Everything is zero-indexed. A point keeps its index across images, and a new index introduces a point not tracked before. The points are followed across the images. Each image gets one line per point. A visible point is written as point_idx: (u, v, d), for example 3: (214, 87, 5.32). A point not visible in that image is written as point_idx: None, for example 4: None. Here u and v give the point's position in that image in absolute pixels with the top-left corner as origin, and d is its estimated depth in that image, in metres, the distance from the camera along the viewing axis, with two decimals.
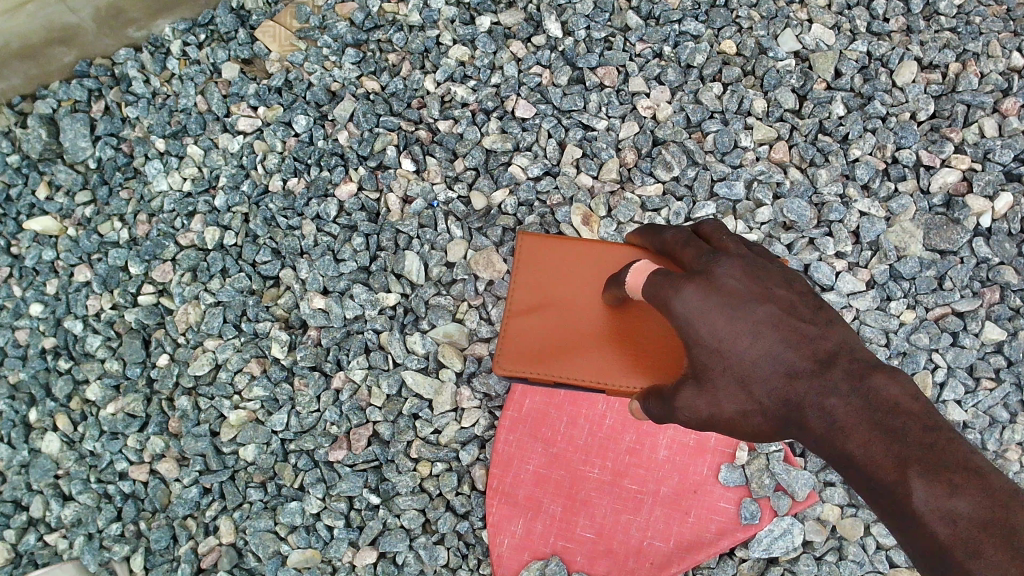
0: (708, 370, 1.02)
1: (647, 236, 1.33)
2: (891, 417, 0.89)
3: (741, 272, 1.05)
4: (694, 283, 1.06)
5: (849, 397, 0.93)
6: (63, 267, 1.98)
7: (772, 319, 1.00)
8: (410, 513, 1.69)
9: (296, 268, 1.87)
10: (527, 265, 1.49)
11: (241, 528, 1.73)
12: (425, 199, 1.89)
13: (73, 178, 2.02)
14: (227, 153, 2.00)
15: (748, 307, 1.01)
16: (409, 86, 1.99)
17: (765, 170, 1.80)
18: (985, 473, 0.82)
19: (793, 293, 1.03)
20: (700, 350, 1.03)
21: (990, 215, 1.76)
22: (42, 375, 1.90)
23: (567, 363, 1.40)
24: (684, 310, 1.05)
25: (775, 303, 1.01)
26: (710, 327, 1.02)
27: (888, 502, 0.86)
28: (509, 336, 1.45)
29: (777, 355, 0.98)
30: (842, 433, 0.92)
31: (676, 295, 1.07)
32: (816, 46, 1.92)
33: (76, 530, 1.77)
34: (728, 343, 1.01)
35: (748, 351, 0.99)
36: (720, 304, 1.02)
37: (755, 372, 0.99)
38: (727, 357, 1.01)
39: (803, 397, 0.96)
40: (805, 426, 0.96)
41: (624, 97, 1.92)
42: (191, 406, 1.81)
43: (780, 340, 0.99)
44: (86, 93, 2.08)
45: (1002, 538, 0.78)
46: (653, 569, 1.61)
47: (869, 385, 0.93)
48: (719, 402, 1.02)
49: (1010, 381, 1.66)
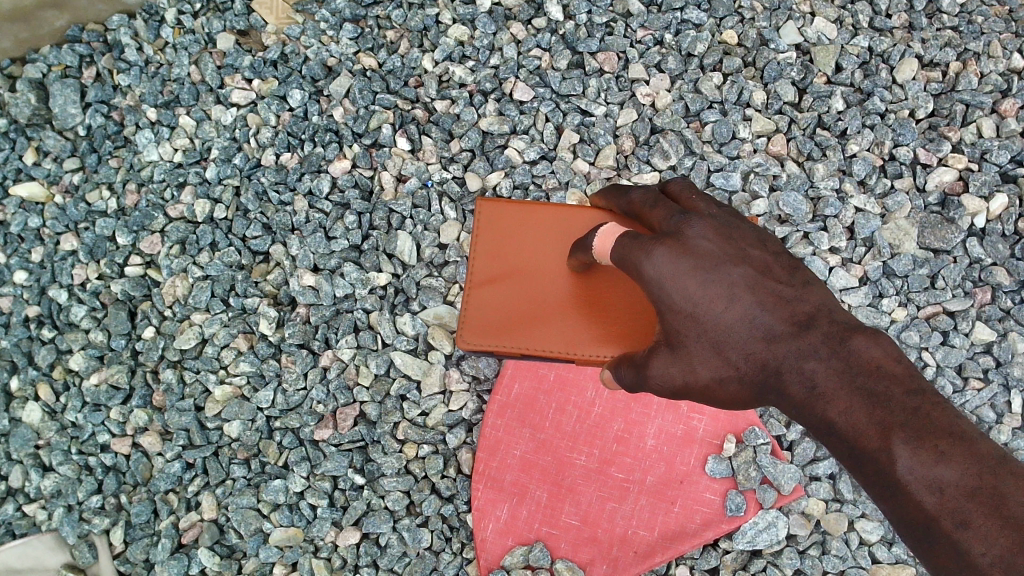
0: (683, 336, 1.04)
1: (612, 197, 1.31)
2: (874, 381, 0.92)
3: (713, 232, 1.05)
4: (665, 244, 1.05)
5: (829, 360, 0.96)
6: (49, 235, 1.95)
7: (747, 282, 1.02)
8: (395, 495, 1.67)
9: (287, 245, 1.85)
10: (489, 234, 1.48)
11: (223, 505, 1.71)
12: (420, 178, 1.87)
13: (61, 145, 1.99)
14: (219, 126, 1.97)
15: (723, 272, 1.02)
16: (407, 64, 1.96)
17: (763, 162, 1.80)
18: (971, 440, 0.85)
19: (766, 253, 1.05)
20: (674, 316, 1.04)
21: (985, 215, 1.75)
22: (25, 344, 1.88)
23: (534, 332, 1.38)
24: (656, 273, 1.05)
25: (749, 265, 1.03)
26: (684, 292, 1.03)
27: (873, 468, 0.90)
28: (473, 307, 1.43)
29: (753, 319, 1.00)
30: (824, 399, 0.95)
31: (647, 257, 1.06)
32: (817, 40, 1.91)
33: (55, 501, 1.75)
34: (703, 308, 1.02)
35: (723, 316, 1.01)
36: (694, 268, 1.03)
37: (731, 336, 1.01)
38: (703, 322, 1.02)
39: (781, 361, 0.99)
40: (784, 392, 0.99)
41: (623, 83, 1.91)
42: (176, 379, 1.79)
43: (758, 304, 1.01)
44: (78, 58, 2.04)
45: (988, 506, 0.82)
46: (637, 558, 1.60)
47: (847, 351, 0.95)
48: (694, 368, 1.03)
49: (998, 381, 1.66)
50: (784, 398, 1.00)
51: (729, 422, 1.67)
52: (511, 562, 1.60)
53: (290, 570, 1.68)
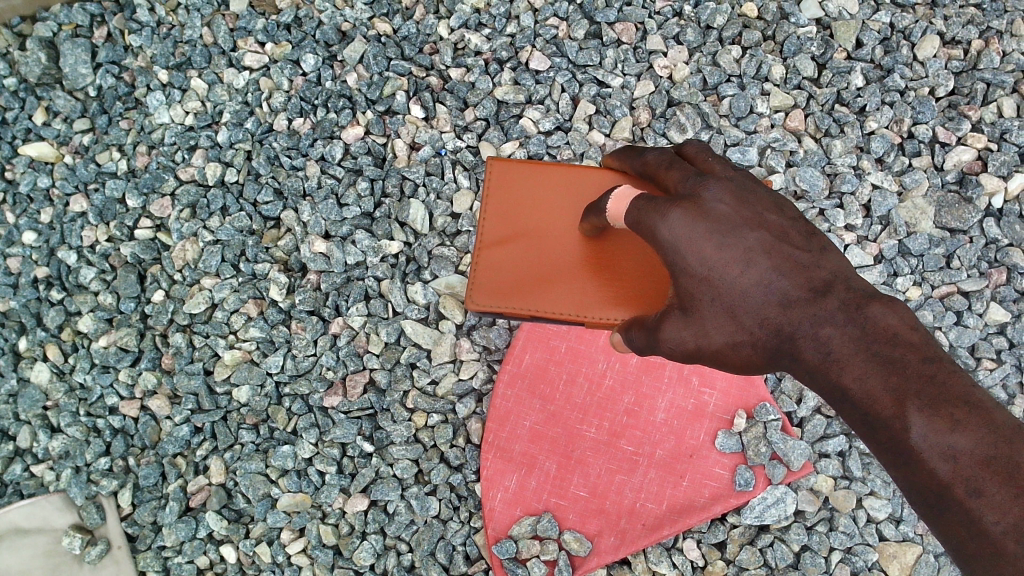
0: (696, 300, 1.02)
1: (626, 157, 1.29)
2: (890, 348, 0.90)
3: (730, 196, 1.04)
4: (680, 207, 1.04)
5: (844, 327, 0.95)
6: (58, 195, 1.94)
7: (762, 246, 1.00)
8: (404, 462, 1.68)
9: (298, 211, 1.84)
10: (498, 194, 1.45)
11: (232, 469, 1.72)
12: (433, 146, 1.85)
13: (72, 105, 1.98)
14: (231, 89, 1.95)
15: (738, 235, 1.01)
16: (422, 30, 1.94)
17: (780, 137, 1.78)
18: (986, 410, 0.84)
19: (784, 218, 1.04)
20: (687, 279, 1.03)
21: (1002, 195, 1.75)
22: (34, 305, 1.87)
23: (544, 295, 1.35)
24: (671, 236, 1.04)
25: (766, 230, 1.02)
26: (699, 255, 1.01)
27: (886, 437, 0.88)
28: (482, 269, 1.40)
29: (769, 283, 0.99)
30: (838, 365, 0.94)
31: (662, 219, 1.05)
32: (838, 15, 1.88)
33: (63, 462, 1.76)
34: (718, 271, 1.00)
35: (739, 280, 0.99)
36: (709, 231, 1.01)
37: (744, 300, 0.99)
38: (717, 286, 1.00)
39: (796, 326, 0.97)
40: (798, 357, 0.98)
41: (641, 55, 1.88)
42: (185, 343, 1.79)
43: (772, 269, 0.99)
44: (89, 18, 2.01)
45: (1002, 474, 0.80)
46: (645, 531, 1.59)
47: (863, 317, 0.94)
48: (707, 331, 1.02)
49: (1011, 362, 1.65)
50: (798, 364, 0.98)
51: (740, 398, 1.66)
52: (518, 532, 1.60)
53: (298, 535, 1.68)
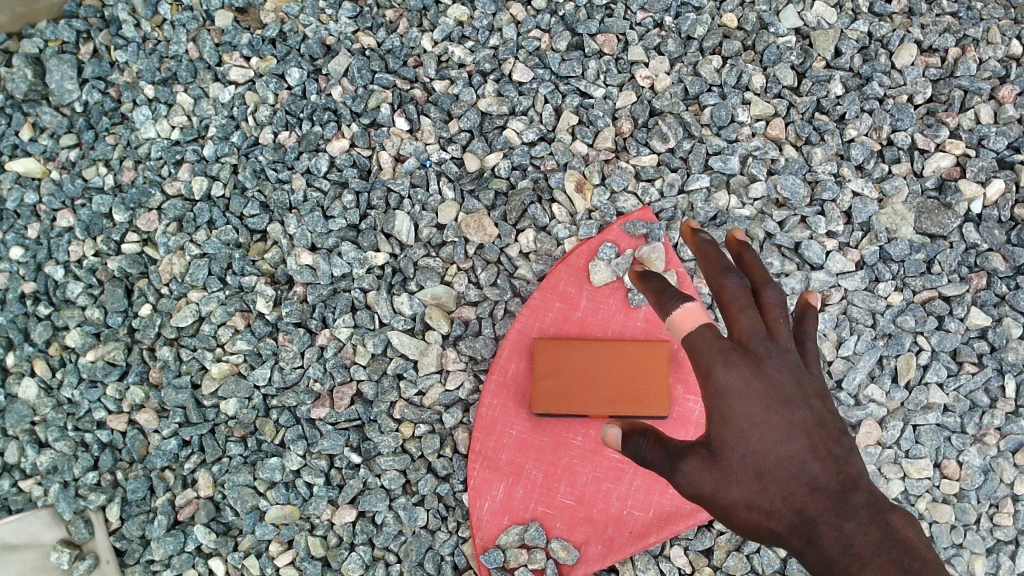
0: (730, 449, 1.00)
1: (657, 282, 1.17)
2: (911, 559, 0.89)
3: (791, 369, 1.03)
4: (744, 361, 1.03)
5: (867, 527, 0.92)
6: (45, 211, 1.94)
7: (806, 425, 0.99)
8: (391, 473, 1.70)
9: (284, 223, 1.85)
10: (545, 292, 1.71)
11: (220, 482, 1.73)
12: (418, 158, 1.87)
13: (57, 121, 1.99)
14: (217, 103, 1.96)
15: (787, 409, 1.00)
16: (405, 43, 1.95)
17: (761, 146, 1.80)
18: None
19: (827, 411, 1.02)
20: (724, 427, 1.01)
21: (981, 201, 1.76)
22: (21, 320, 1.88)
23: None
24: (722, 384, 1.02)
25: (812, 414, 1.01)
26: (746, 409, 1.00)
27: None
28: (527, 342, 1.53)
29: (801, 463, 0.97)
30: (859, 562, 0.90)
31: (721, 365, 1.03)
32: (817, 24, 1.90)
33: (51, 477, 1.77)
34: (757, 433, 0.99)
35: (774, 446, 0.98)
36: (763, 393, 1.00)
37: (774, 467, 0.97)
38: (754, 444, 0.98)
39: (819, 513, 0.94)
40: (815, 544, 0.93)
41: (622, 66, 1.89)
42: (172, 357, 1.80)
43: (809, 449, 0.97)
44: (75, 34, 2.03)
45: None
46: (631, 538, 1.62)
47: (885, 522, 0.93)
48: (728, 482, 0.98)
49: (993, 366, 1.68)
50: (812, 552, 0.94)
51: None
52: (506, 541, 1.63)
53: (286, 547, 1.70)
